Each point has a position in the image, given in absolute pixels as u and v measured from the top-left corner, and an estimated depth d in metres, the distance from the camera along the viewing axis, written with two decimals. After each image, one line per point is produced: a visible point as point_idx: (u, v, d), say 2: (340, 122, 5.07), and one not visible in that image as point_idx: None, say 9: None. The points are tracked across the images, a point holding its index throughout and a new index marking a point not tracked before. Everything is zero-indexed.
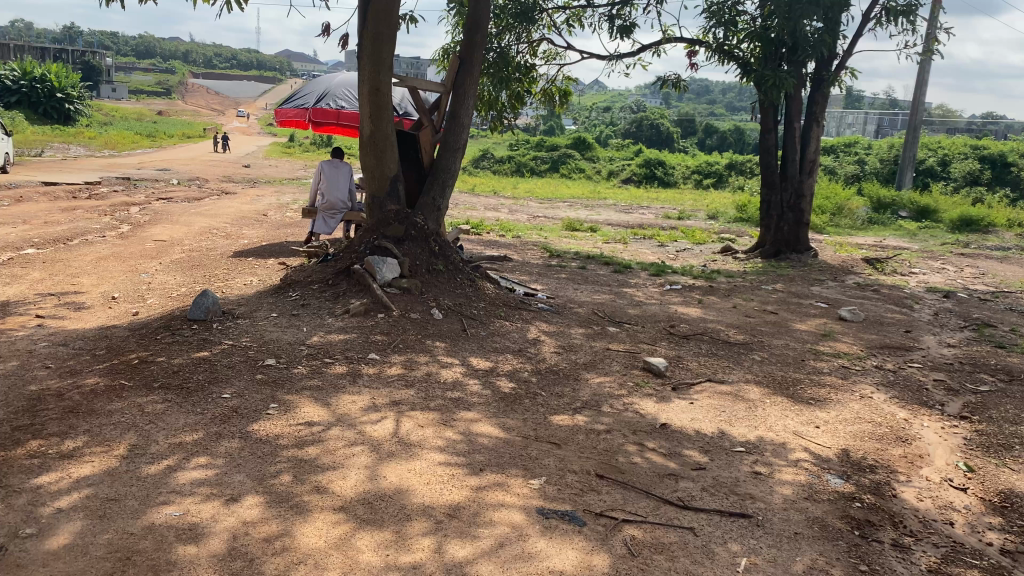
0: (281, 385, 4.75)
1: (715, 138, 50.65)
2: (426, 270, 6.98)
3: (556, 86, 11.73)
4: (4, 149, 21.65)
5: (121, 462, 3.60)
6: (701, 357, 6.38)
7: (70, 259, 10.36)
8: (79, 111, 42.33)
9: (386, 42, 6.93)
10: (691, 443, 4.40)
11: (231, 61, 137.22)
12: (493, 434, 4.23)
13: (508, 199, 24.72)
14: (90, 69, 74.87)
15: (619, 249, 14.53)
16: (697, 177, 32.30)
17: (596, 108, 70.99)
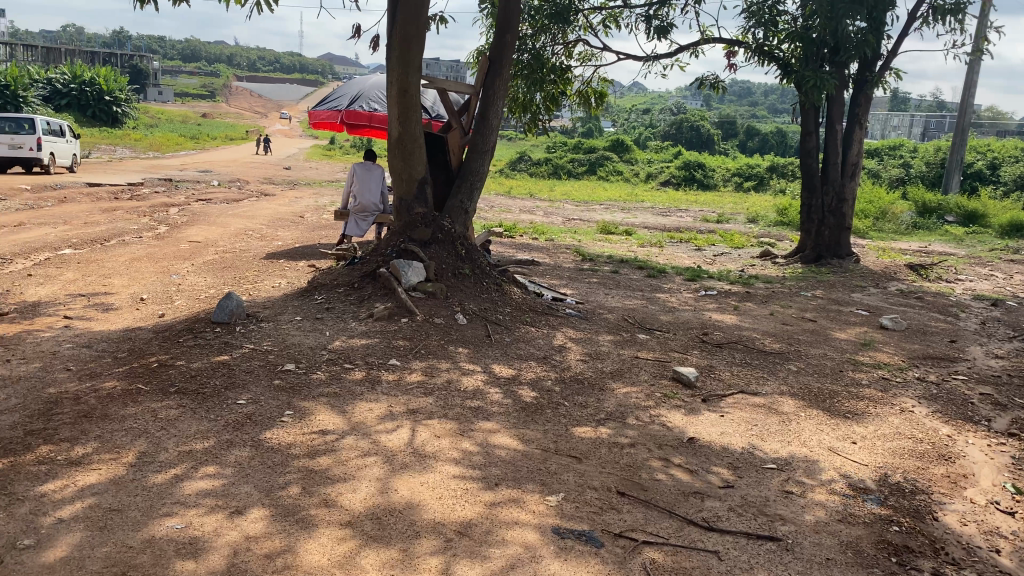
0: (298, 390, 4.65)
1: (757, 140, 49.98)
2: (452, 274, 6.86)
3: (592, 87, 11.47)
4: (66, 151, 22.58)
5: (128, 470, 3.52)
6: (734, 367, 6.16)
7: (105, 259, 10.45)
8: (126, 113, 43.30)
9: (415, 42, 6.81)
10: (718, 459, 4.21)
11: (274, 65, 139.13)
12: (511, 446, 4.09)
13: (544, 202, 24.59)
14: (137, 72, 76.42)
15: (655, 253, 14.29)
16: (738, 180, 31.82)
17: (635, 110, 70.56)
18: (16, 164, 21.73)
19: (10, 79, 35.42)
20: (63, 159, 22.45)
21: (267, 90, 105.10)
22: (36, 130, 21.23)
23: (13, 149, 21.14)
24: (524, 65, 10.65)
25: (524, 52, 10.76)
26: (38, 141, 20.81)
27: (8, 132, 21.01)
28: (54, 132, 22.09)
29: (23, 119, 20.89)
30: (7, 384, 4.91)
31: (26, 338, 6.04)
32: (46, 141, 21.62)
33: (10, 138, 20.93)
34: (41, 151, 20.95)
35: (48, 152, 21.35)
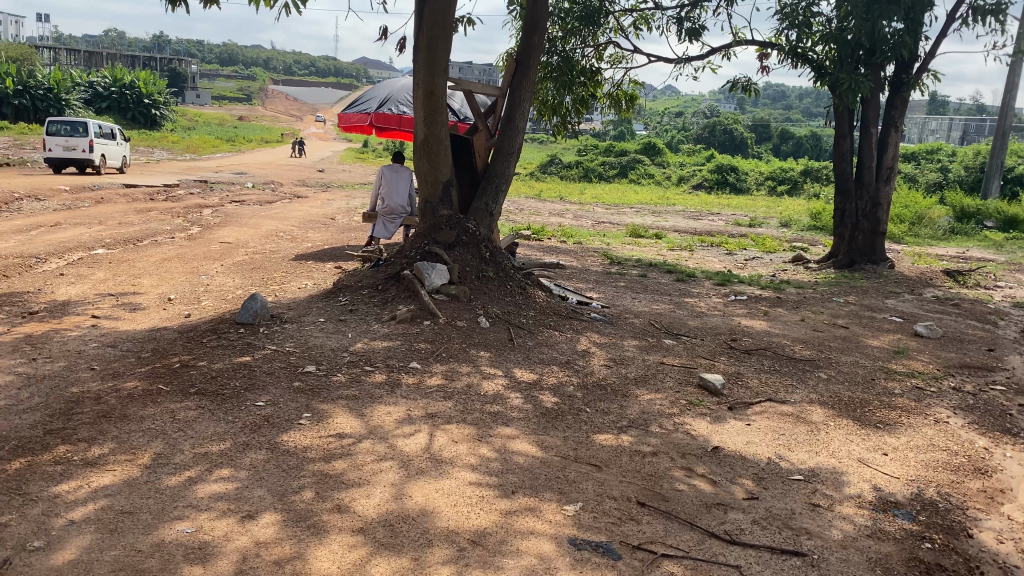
0: (317, 393, 4.62)
1: (791, 143, 49.39)
2: (476, 276, 6.80)
3: (622, 90, 11.37)
4: (117, 153, 23.45)
5: (143, 472, 3.50)
6: (762, 374, 6.03)
7: (136, 259, 10.55)
8: (165, 116, 44.03)
9: (442, 44, 6.75)
10: (743, 470, 4.09)
11: (309, 69, 140.52)
12: (530, 453, 4.01)
13: (574, 204, 24.48)
14: (175, 76, 77.61)
15: (685, 257, 14.12)
16: (771, 184, 31.41)
17: (668, 114, 70.13)
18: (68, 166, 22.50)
19: (54, 83, 36.17)
20: (113, 161, 23.21)
21: (301, 93, 106.18)
22: (88, 132, 21.96)
23: (66, 150, 21.90)
24: (553, 67, 10.56)
25: (554, 54, 10.67)
26: (90, 142, 21.54)
27: (62, 134, 21.79)
28: (105, 134, 22.83)
29: (77, 121, 21.67)
30: (31, 382, 4.94)
31: (53, 336, 6.09)
32: (98, 143, 22.36)
33: (64, 140, 21.71)
34: (92, 151, 21.65)
35: (99, 153, 22.05)
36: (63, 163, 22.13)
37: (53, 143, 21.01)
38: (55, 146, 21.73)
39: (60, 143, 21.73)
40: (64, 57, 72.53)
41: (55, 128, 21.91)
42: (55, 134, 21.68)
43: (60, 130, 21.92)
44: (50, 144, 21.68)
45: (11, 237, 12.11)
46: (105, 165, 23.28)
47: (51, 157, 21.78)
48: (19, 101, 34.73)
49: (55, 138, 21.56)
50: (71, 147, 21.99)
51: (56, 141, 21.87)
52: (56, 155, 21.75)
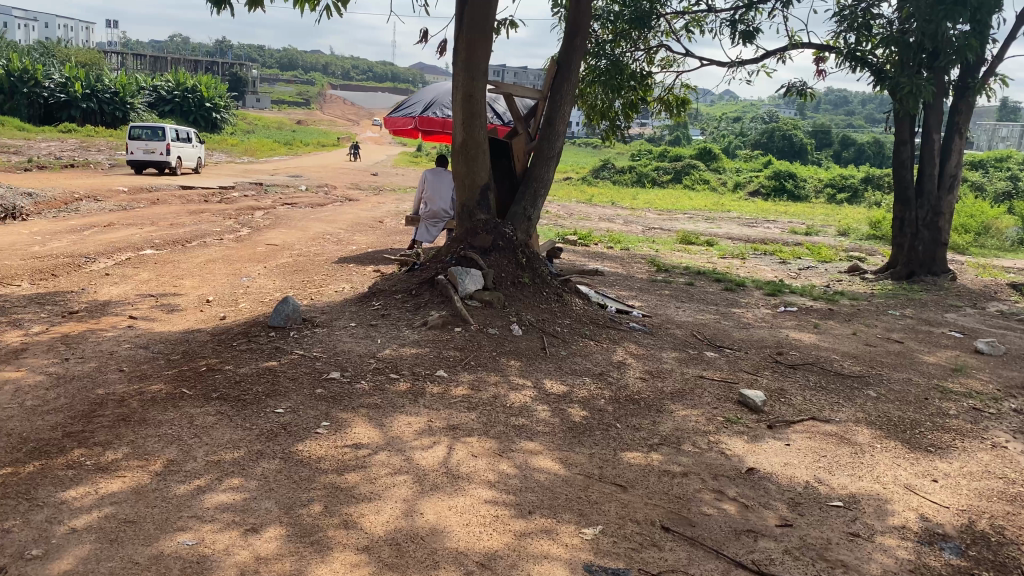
0: (339, 400, 4.52)
1: (853, 150, 48.19)
2: (511, 282, 6.66)
3: (674, 94, 11.03)
4: (195, 155, 24.62)
5: (152, 480, 3.43)
6: (808, 391, 5.75)
7: (181, 261, 10.65)
8: (226, 118, 44.95)
9: (482, 46, 6.61)
10: (778, 494, 3.86)
11: (367, 74, 142.46)
12: (552, 470, 3.84)
13: (626, 210, 24.17)
14: (237, 80, 79.29)
15: (736, 265, 13.77)
16: (831, 192, 30.61)
17: (726, 120, 69.08)
18: (147, 167, 23.63)
19: (120, 86, 37.16)
20: (189, 162, 24.29)
21: (359, 98, 107.52)
22: (166, 136, 23.02)
23: (145, 153, 23.02)
24: (602, 71, 10.22)
25: (602, 57, 10.34)
26: (168, 146, 22.56)
27: (142, 138, 22.93)
28: (182, 137, 23.89)
29: (157, 126, 22.75)
30: (60, 383, 4.95)
31: (89, 337, 6.14)
32: (174, 146, 23.43)
33: (144, 142, 22.87)
34: (169, 154, 22.70)
35: (177, 157, 23.11)
36: (143, 165, 23.27)
37: (134, 148, 22.08)
38: (135, 149, 22.87)
39: (141, 146, 22.85)
40: (131, 62, 74.75)
41: (136, 132, 23.07)
42: (136, 137, 22.79)
43: (141, 134, 23.04)
44: (131, 147, 22.82)
45: (67, 236, 12.40)
46: (181, 166, 24.36)
47: (132, 160, 22.92)
48: (86, 104, 35.81)
49: (136, 142, 22.67)
50: (151, 150, 23.13)
51: (137, 143, 23.03)
52: (136, 158, 22.87)
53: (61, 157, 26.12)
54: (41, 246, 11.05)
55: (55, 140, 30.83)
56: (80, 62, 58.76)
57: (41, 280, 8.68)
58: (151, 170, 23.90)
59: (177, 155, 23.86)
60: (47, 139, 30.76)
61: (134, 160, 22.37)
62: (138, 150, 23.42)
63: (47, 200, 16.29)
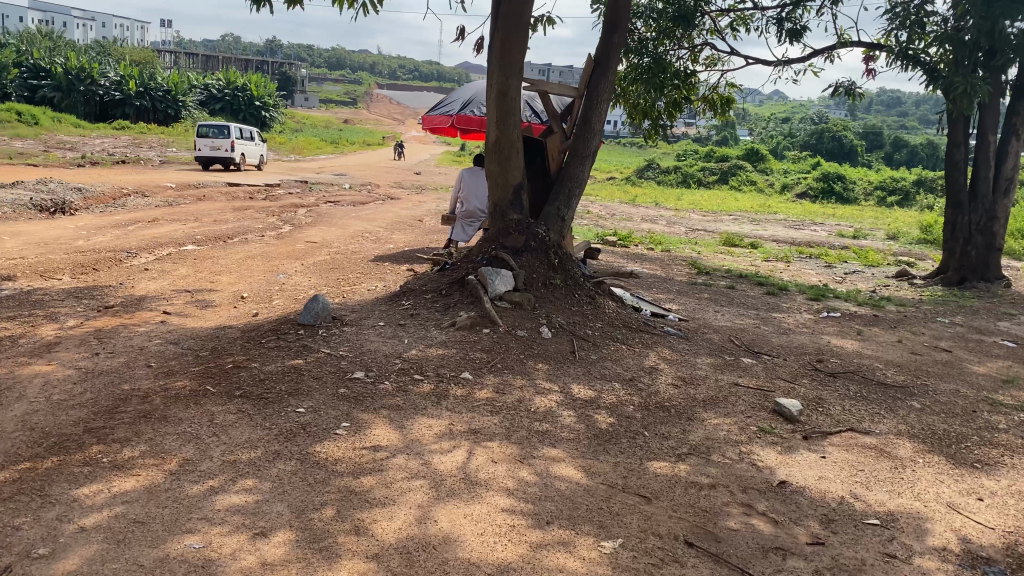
0: (361, 401, 4.45)
1: (905, 152, 47.08)
2: (542, 284, 6.55)
3: (718, 93, 10.70)
4: (259, 152, 25.90)
5: (166, 479, 3.39)
6: (848, 401, 5.53)
7: (220, 257, 10.75)
8: (274, 117, 45.60)
9: (517, 44, 6.49)
10: (811, 510, 3.69)
11: (414, 73, 143.52)
12: (574, 479, 3.72)
13: (670, 211, 23.82)
14: (286, 79, 80.45)
15: (779, 269, 13.47)
16: (881, 194, 29.88)
17: (775, 120, 68.02)
18: (214, 164, 24.87)
19: (172, 85, 37.94)
20: (252, 159, 25.44)
21: (405, 97, 108.28)
22: (231, 135, 24.17)
23: (212, 151, 24.23)
24: (644, 69, 9.67)
25: (644, 55, 9.82)
26: (232, 143, 23.68)
27: (209, 136, 24.15)
28: (246, 136, 25.09)
29: (223, 125, 23.93)
30: (88, 378, 4.97)
31: (121, 332, 6.20)
32: (239, 143, 24.70)
33: (211, 141, 24.21)
34: (235, 152, 23.84)
35: (241, 154, 24.25)
36: (210, 161, 24.52)
37: (202, 144, 23.25)
38: (203, 147, 24.12)
39: (208, 144, 24.07)
40: (183, 61, 76.31)
41: (204, 131, 24.37)
42: (204, 135, 24.11)
43: (208, 132, 24.29)
44: (199, 145, 24.08)
45: (112, 231, 12.63)
46: (244, 163, 25.47)
47: (199, 156, 24.14)
48: (140, 102, 36.61)
49: (204, 140, 23.90)
50: (218, 148, 24.35)
51: (205, 141, 24.29)
52: (204, 155, 24.11)
53: (113, 154, 26.71)
54: (86, 241, 11.26)
55: (108, 137, 31.55)
56: (134, 61, 60.05)
57: (82, 274, 8.81)
58: (215, 167, 25.00)
59: (242, 152, 25.13)
60: (101, 136, 31.51)
61: (202, 156, 23.70)
62: (206, 148, 24.70)
63: (96, 195, 16.63)
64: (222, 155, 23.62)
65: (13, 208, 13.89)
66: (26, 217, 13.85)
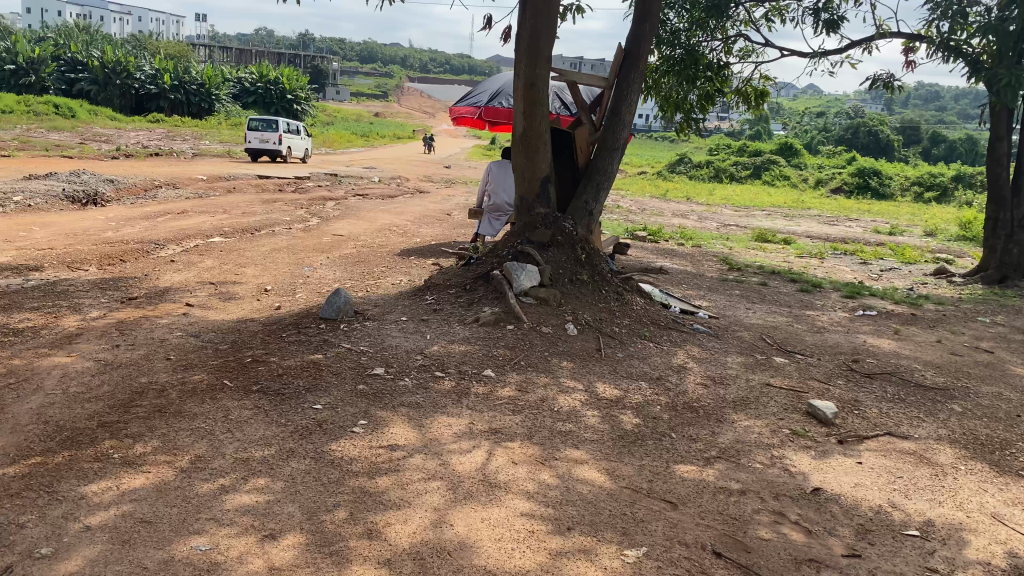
0: (379, 397, 4.33)
1: (943, 147, 46.14)
2: (568, 279, 6.39)
3: (753, 85, 10.30)
4: (304, 146, 26.92)
5: (176, 477, 3.30)
6: (885, 403, 5.32)
7: (247, 249, 10.74)
8: (306, 110, 45.84)
9: (545, 34, 6.30)
10: (846, 520, 3.51)
11: (444, 67, 143.84)
12: (598, 482, 3.57)
13: (701, 206, 23.45)
14: (318, 73, 80.93)
15: (813, 265, 13.18)
16: (918, 190, 29.27)
17: (809, 114, 67.05)
18: (261, 155, 25.89)
19: (206, 78, 38.24)
20: (298, 152, 26.41)
21: (435, 91, 108.41)
22: (279, 129, 25.18)
23: (260, 143, 25.25)
24: (676, 60, 9.50)
25: (677, 46, 9.58)
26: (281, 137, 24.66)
27: (258, 129, 25.19)
28: (293, 129, 26.04)
29: (271, 118, 24.95)
30: (106, 370, 4.92)
31: (143, 324, 6.17)
32: (287, 137, 25.77)
33: (260, 134, 25.31)
34: (282, 145, 24.78)
35: (288, 147, 25.24)
36: (259, 152, 25.59)
37: (251, 137, 24.33)
38: (253, 139, 25.20)
39: (257, 137, 25.11)
40: (217, 54, 76.95)
41: (254, 124, 25.43)
42: (253, 128, 25.26)
43: (258, 126, 25.33)
44: (250, 138, 25.15)
45: (141, 223, 12.67)
46: (290, 155, 26.45)
47: (249, 148, 25.21)
48: (174, 95, 36.94)
49: (253, 133, 24.94)
50: (267, 141, 25.39)
51: (255, 134, 25.36)
52: (253, 147, 25.18)
53: (148, 146, 26.99)
54: (115, 232, 11.31)
55: (143, 130, 31.89)
56: (168, 54, 60.58)
57: (109, 266, 8.83)
58: (262, 157, 25.99)
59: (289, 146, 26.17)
60: (136, 129, 31.85)
61: (251, 148, 24.80)
62: (256, 140, 25.76)
63: (128, 186, 16.75)
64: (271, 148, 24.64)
65: (46, 199, 14.03)
66: (59, 208, 13.98)
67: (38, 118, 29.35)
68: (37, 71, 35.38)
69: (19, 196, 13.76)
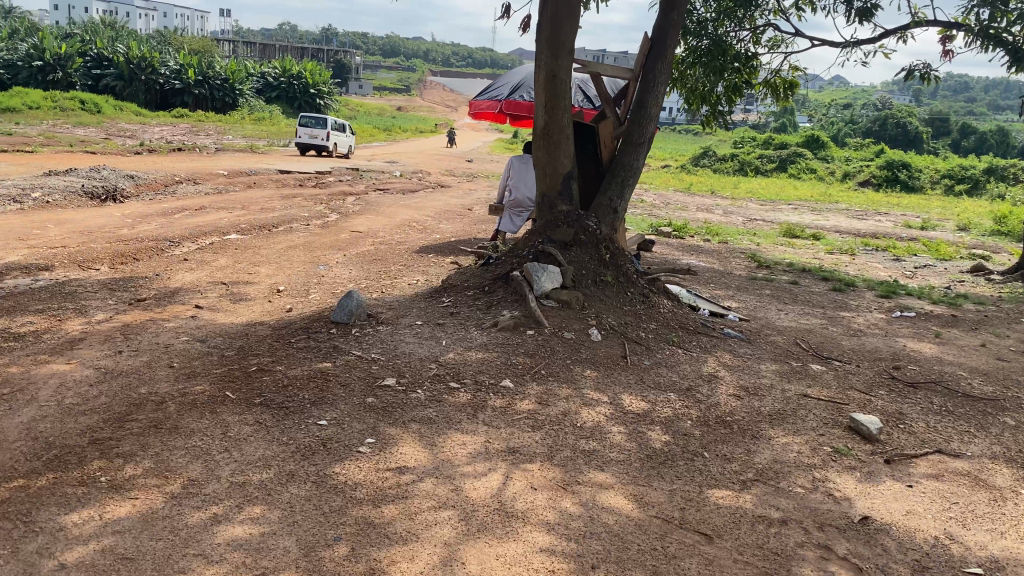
0: (389, 412, 4.05)
1: (973, 138, 45.22)
2: (592, 281, 6.07)
3: (782, 76, 9.89)
4: (349, 143, 27.86)
5: (165, 504, 3.04)
6: (933, 417, 4.95)
7: (263, 247, 10.52)
8: (329, 105, 45.77)
9: (568, 24, 5.93)
10: (900, 555, 3.17)
11: (467, 61, 143.70)
12: (624, 511, 3.26)
13: (727, 200, 22.98)
14: (341, 68, 81.04)
15: (844, 262, 12.75)
16: (949, 182, 28.58)
17: (835, 105, 66.07)
18: (310, 149, 26.94)
19: (230, 73, 38.30)
20: (342, 148, 27.36)
21: (458, 84, 108.21)
22: (328, 126, 26.39)
23: (310, 139, 26.35)
24: (703, 51, 8.84)
25: (704, 36, 8.94)
26: (328, 133, 25.76)
27: (309, 125, 26.30)
28: (340, 127, 27.00)
29: (322, 116, 26.01)
30: (105, 380, 4.68)
31: (149, 327, 5.95)
32: (335, 135, 26.76)
33: (309, 130, 26.37)
34: (328, 141, 25.71)
35: (335, 144, 26.32)
36: (309, 147, 26.84)
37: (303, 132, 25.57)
38: (302, 134, 26.39)
39: (307, 133, 26.32)
40: (241, 49, 77.15)
41: (306, 121, 26.53)
42: (304, 124, 26.37)
43: (308, 122, 26.56)
44: (300, 133, 26.47)
45: (157, 219, 12.52)
46: (335, 151, 27.34)
47: (298, 143, 26.48)
48: (198, 90, 37.09)
49: (303, 129, 26.21)
50: (315, 137, 26.63)
51: (305, 130, 26.57)
52: (302, 142, 26.43)
53: (172, 141, 26.98)
54: (131, 229, 11.14)
55: (167, 125, 31.94)
56: (192, 49, 60.75)
57: (122, 265, 8.65)
58: (310, 152, 27.10)
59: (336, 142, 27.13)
60: (160, 124, 31.91)
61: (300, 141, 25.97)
62: (306, 136, 26.76)
63: (148, 181, 16.64)
64: (317, 144, 25.81)
65: (65, 195, 13.92)
66: (78, 204, 13.86)
67: (64, 114, 29.44)
68: (64, 66, 35.30)
69: (38, 193, 13.67)
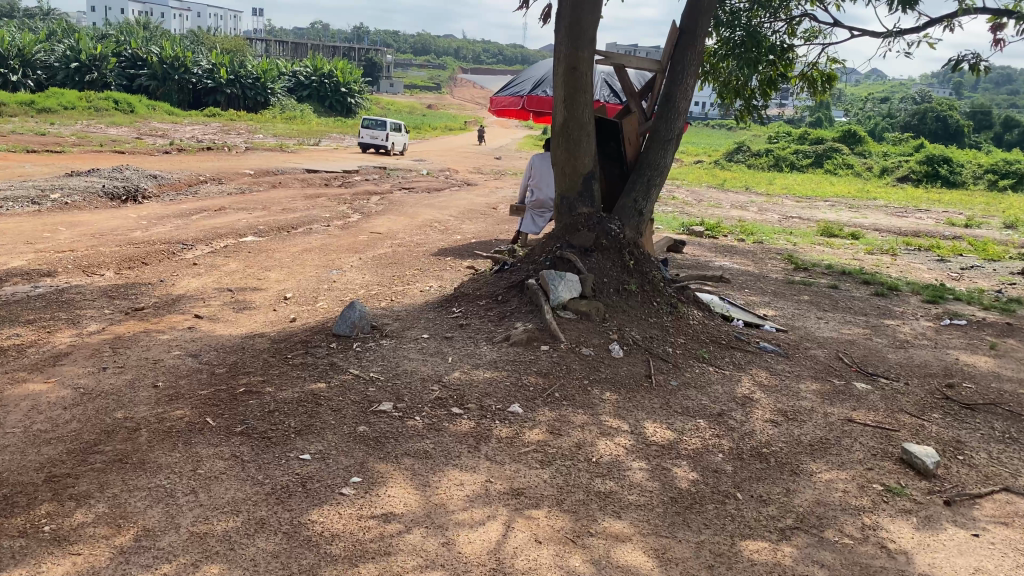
0: (381, 444, 3.62)
1: (1017, 133, 43.82)
2: (614, 290, 5.60)
3: (821, 68, 9.25)
4: (405, 141, 28.52)
5: (110, 563, 2.64)
6: (996, 445, 4.41)
7: (278, 249, 10.18)
8: (360, 103, 45.66)
9: (589, 12, 5.43)
10: None
11: (498, 59, 143.33)
12: (643, 572, 2.80)
13: (761, 197, 22.26)
14: (372, 66, 81.13)
15: (886, 263, 12.12)
16: (992, 177, 27.51)
17: (872, 99, 64.47)
18: (371, 149, 27.75)
19: (261, 72, 38.34)
20: (400, 147, 28.14)
21: (487, 82, 108.00)
22: (389, 127, 27.32)
23: (373, 139, 27.30)
24: (737, 43, 8.11)
25: (738, 26, 8.19)
26: (387, 134, 26.61)
27: (371, 127, 27.26)
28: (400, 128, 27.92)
29: (383, 119, 26.95)
30: (81, 402, 4.29)
31: (141, 340, 5.58)
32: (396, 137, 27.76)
33: (372, 133, 27.33)
34: (384, 141, 26.37)
35: (394, 143, 27.19)
36: (369, 146, 27.68)
37: (366, 136, 26.58)
38: (366, 136, 27.36)
39: (369, 134, 27.15)
40: (275, 48, 77.63)
41: (369, 123, 27.53)
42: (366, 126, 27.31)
43: (372, 125, 27.60)
44: (362, 134, 27.39)
45: (173, 221, 12.23)
46: (393, 150, 28.19)
47: (360, 144, 27.39)
48: (230, 90, 37.20)
49: (365, 130, 27.11)
50: (376, 138, 27.51)
51: (368, 132, 27.54)
52: (364, 143, 27.33)
53: (201, 140, 26.90)
54: (144, 232, 10.85)
55: (198, 124, 31.88)
56: (225, 49, 60.83)
57: (130, 270, 8.35)
58: (370, 151, 27.90)
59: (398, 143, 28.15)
60: (191, 123, 31.90)
61: (365, 143, 26.99)
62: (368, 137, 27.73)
63: (170, 182, 16.40)
64: (379, 143, 26.70)
65: (85, 196, 13.75)
66: (98, 205, 13.66)
67: (98, 115, 29.56)
68: (100, 68, 34.93)
69: (58, 194, 13.47)
